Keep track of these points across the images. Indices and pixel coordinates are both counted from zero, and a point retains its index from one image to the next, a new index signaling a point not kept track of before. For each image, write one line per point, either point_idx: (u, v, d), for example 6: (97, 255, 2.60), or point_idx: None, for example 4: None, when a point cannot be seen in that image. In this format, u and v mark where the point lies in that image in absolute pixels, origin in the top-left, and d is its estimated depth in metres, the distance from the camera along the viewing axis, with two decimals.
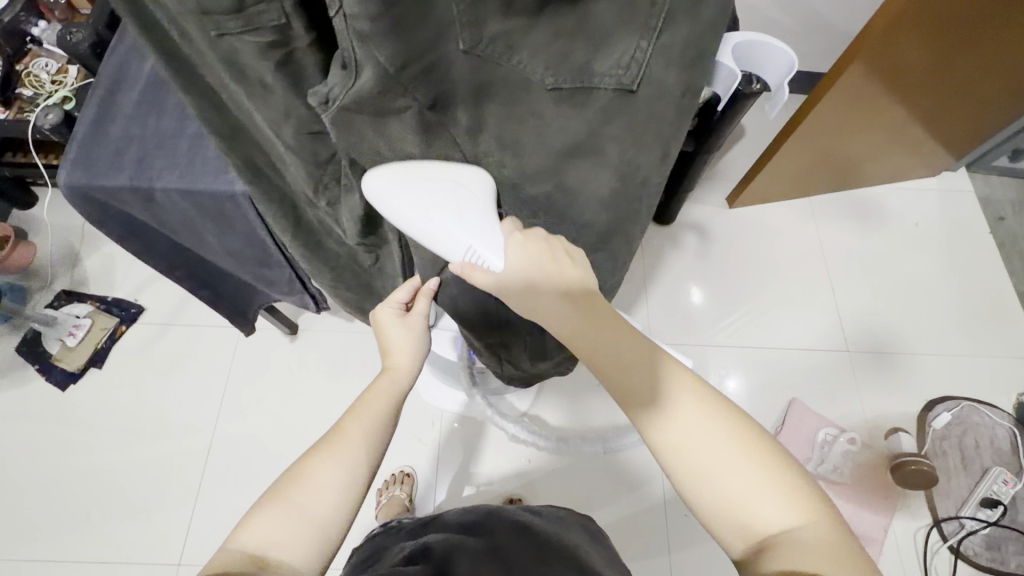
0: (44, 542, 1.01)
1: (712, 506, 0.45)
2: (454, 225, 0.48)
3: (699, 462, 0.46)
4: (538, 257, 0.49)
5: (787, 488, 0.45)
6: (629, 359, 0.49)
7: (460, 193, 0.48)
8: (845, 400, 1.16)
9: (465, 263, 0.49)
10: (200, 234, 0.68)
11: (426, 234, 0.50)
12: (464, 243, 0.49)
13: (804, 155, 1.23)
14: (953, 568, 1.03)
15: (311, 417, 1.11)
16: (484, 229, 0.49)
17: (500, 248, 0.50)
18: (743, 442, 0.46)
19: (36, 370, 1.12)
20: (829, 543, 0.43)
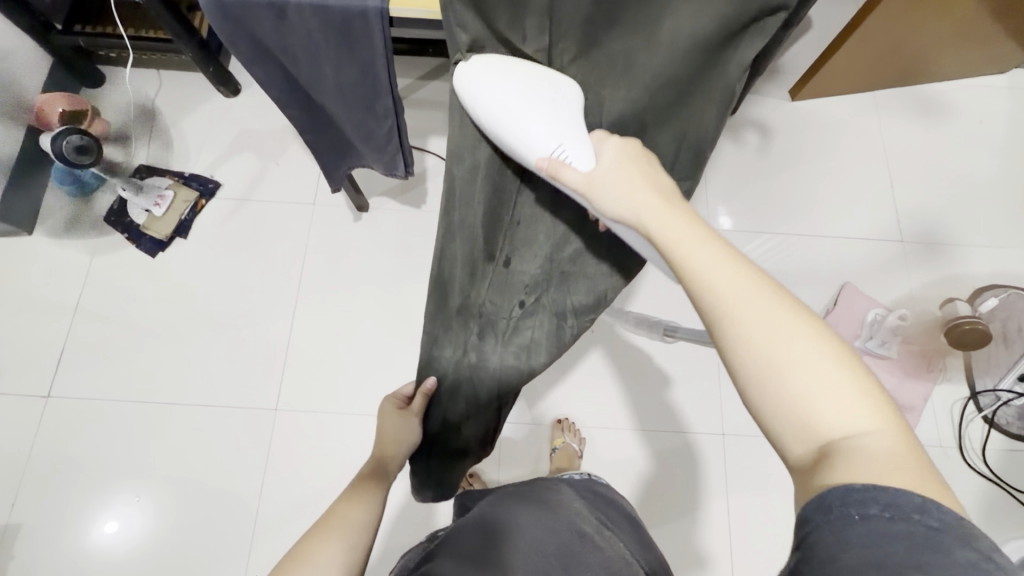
0: (152, 387, 1.10)
1: (774, 404, 0.36)
2: (543, 128, 0.53)
3: (767, 346, 0.36)
4: (631, 168, 0.49)
5: (862, 376, 0.35)
6: (691, 242, 0.41)
7: (558, 108, 0.54)
8: (895, 284, 1.21)
9: (555, 157, 0.52)
10: (319, 66, 0.70)
11: (512, 134, 0.55)
12: (554, 141, 0.53)
13: (871, 44, 1.20)
14: (984, 435, 1.11)
15: (386, 288, 1.18)
16: (572, 130, 0.53)
17: (587, 146, 0.52)
18: (812, 337, 0.36)
19: (127, 238, 1.18)
20: (901, 457, 0.33)
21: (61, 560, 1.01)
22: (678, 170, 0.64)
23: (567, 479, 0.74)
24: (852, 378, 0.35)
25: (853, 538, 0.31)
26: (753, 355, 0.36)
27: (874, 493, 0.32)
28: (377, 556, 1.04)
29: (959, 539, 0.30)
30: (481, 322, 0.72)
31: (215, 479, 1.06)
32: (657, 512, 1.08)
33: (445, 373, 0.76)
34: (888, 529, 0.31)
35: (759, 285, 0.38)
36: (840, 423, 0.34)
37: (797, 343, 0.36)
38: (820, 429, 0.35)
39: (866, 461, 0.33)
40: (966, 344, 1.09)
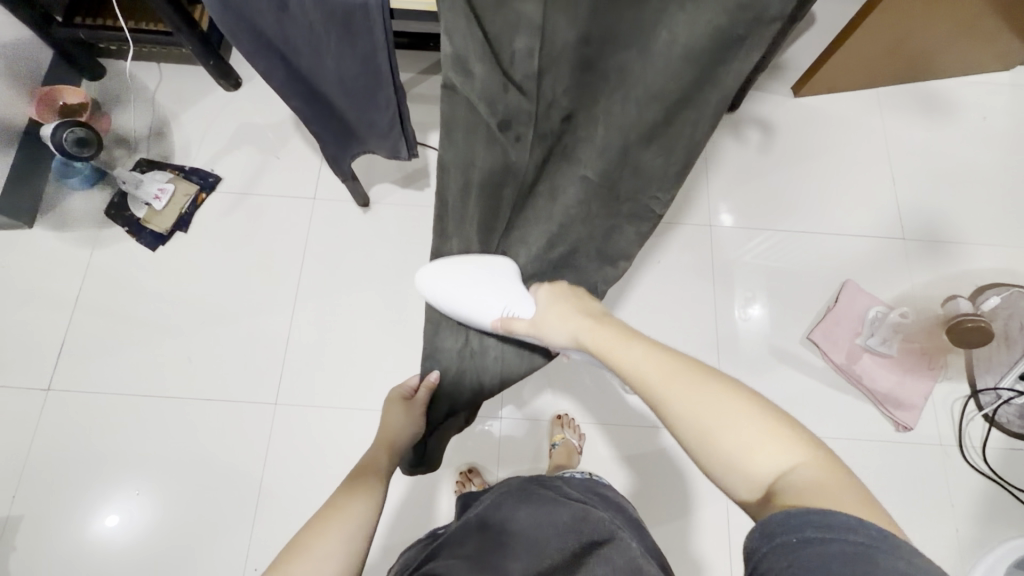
0: (151, 381, 1.10)
1: (716, 463, 0.43)
2: (492, 299, 0.71)
3: (698, 413, 0.45)
4: (562, 306, 0.64)
5: (777, 422, 0.43)
6: (623, 347, 0.54)
7: (496, 278, 0.72)
8: (897, 281, 1.21)
9: (505, 317, 0.70)
10: (320, 58, 0.70)
11: (472, 312, 0.73)
12: (499, 304, 0.70)
13: (874, 41, 1.19)
14: (985, 434, 1.11)
15: (386, 282, 1.18)
16: (514, 292, 0.71)
17: (528, 297, 0.70)
18: (730, 399, 0.45)
19: (127, 231, 1.18)
20: (825, 483, 0.39)
21: (62, 552, 1.01)
22: (670, 176, 0.65)
23: (569, 478, 0.74)
24: (769, 426, 0.43)
25: (803, 552, 0.35)
26: (691, 421, 0.45)
27: (809, 517, 0.36)
28: (376, 552, 1.04)
29: (887, 553, 0.34)
30: (481, 312, 0.74)
31: (215, 473, 1.06)
32: (656, 509, 1.08)
33: (450, 365, 0.77)
34: (824, 548, 0.34)
35: (679, 371, 0.48)
36: (768, 465, 0.42)
37: (715, 404, 0.45)
38: (754, 478, 0.42)
39: (802, 491, 0.39)
40: (969, 343, 1.08)
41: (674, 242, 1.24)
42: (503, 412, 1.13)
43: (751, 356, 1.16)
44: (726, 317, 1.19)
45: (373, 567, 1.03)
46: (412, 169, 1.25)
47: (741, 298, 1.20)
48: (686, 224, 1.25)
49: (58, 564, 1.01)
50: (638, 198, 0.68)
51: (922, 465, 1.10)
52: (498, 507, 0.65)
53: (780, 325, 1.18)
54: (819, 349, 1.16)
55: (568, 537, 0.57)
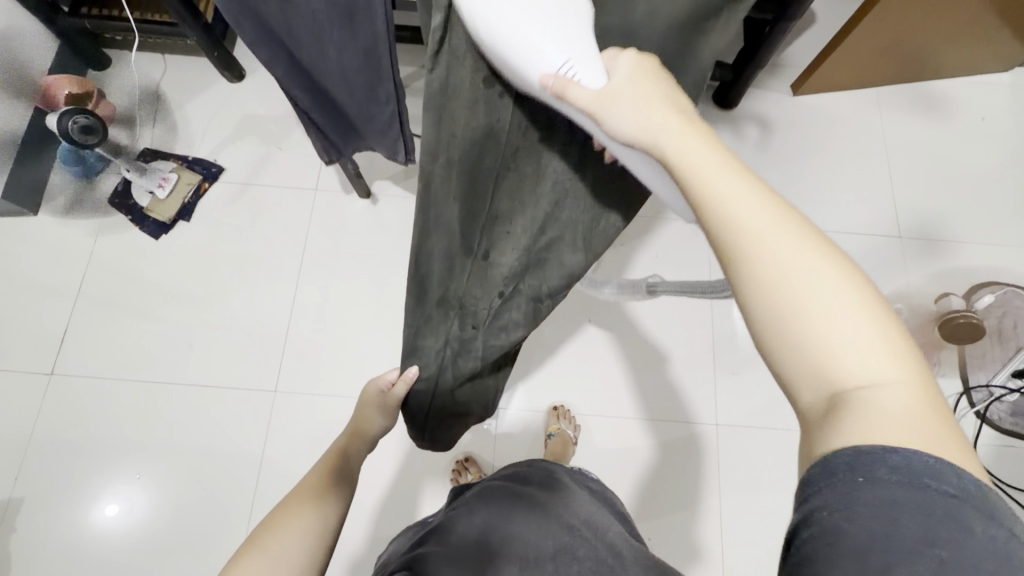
0: (153, 369, 1.12)
1: (791, 343, 0.34)
2: (546, 47, 0.45)
3: (794, 270, 0.34)
4: (646, 83, 0.44)
5: (883, 323, 0.33)
6: (715, 167, 0.38)
7: (566, 19, 0.46)
8: (892, 279, 1.22)
9: (562, 74, 0.45)
10: (323, 48, 0.71)
11: (522, 48, 0.45)
12: (562, 54, 0.45)
13: (872, 40, 1.20)
14: (977, 430, 1.12)
15: (387, 273, 1.19)
16: (581, 45, 0.45)
17: (599, 66, 0.46)
18: (843, 278, 0.34)
19: (131, 220, 1.19)
20: (914, 414, 0.32)
21: (63, 536, 1.03)
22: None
23: (560, 470, 0.75)
24: (875, 327, 0.33)
25: (864, 508, 0.30)
26: (774, 301, 0.34)
27: (889, 458, 0.31)
28: (373, 537, 1.06)
29: (978, 512, 0.30)
30: (461, 314, 0.68)
31: (214, 460, 1.07)
32: (650, 500, 1.09)
33: (430, 363, 0.72)
34: (907, 496, 0.30)
35: (785, 220, 0.36)
36: (856, 372, 0.32)
37: (823, 280, 0.34)
38: (832, 377, 0.33)
39: (878, 413, 0.31)
40: (960, 339, 1.10)
41: (670, 237, 1.25)
42: (502, 403, 1.15)
43: (746, 350, 1.18)
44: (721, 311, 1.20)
45: (369, 552, 1.05)
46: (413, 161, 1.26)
47: None
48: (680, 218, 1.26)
49: (58, 549, 1.02)
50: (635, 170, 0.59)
51: None
52: (498, 495, 0.65)
53: None
54: None
55: (567, 529, 0.57)
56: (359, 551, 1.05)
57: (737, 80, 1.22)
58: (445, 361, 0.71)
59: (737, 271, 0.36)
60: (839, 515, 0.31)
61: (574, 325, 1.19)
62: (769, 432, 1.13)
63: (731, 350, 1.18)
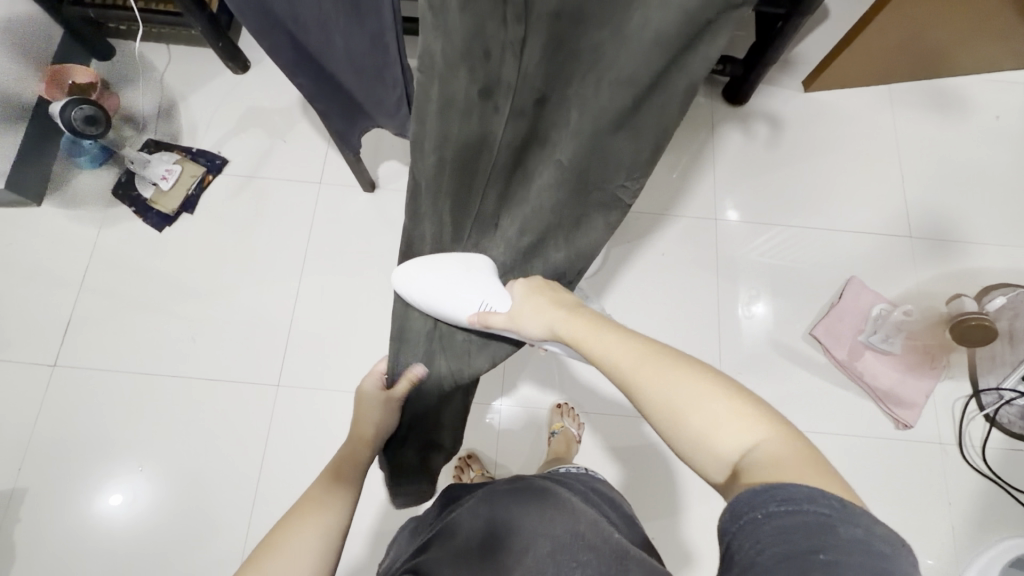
0: (157, 360, 1.12)
1: (686, 440, 0.42)
2: (467, 293, 0.66)
3: (664, 397, 0.44)
4: (538, 296, 0.62)
5: (742, 402, 0.42)
6: (600, 337, 0.52)
7: (473, 276, 0.67)
8: (902, 280, 1.20)
9: (481, 312, 0.65)
10: (329, 36, 0.70)
11: (449, 304, 0.67)
12: (479, 298, 0.65)
13: (885, 36, 1.17)
14: (986, 434, 1.11)
15: (391, 267, 1.18)
16: (489, 287, 0.66)
17: (505, 292, 0.66)
18: (701, 383, 0.43)
19: (134, 212, 1.18)
20: (785, 459, 0.38)
21: (67, 526, 1.03)
22: (640, 163, 0.57)
23: (565, 474, 0.75)
24: (737, 409, 0.41)
25: (767, 528, 0.33)
26: (659, 407, 0.44)
27: (772, 492, 0.35)
28: (375, 532, 1.06)
29: (846, 519, 0.32)
30: None
31: (216, 453, 1.07)
32: (652, 500, 1.09)
33: (416, 352, 0.76)
34: (793, 518, 0.33)
35: (650, 356, 0.47)
36: (732, 445, 0.40)
37: (684, 389, 0.43)
38: (720, 455, 0.41)
39: (754, 471, 0.38)
40: (971, 341, 1.08)
41: (676, 235, 1.23)
42: (503, 400, 1.14)
43: (753, 349, 1.17)
44: (728, 310, 1.19)
45: (371, 546, 1.05)
46: None
47: (745, 290, 1.20)
48: (688, 215, 1.25)
49: (61, 538, 1.02)
50: (608, 184, 0.61)
51: (918, 463, 1.10)
52: (493, 496, 0.66)
53: (783, 321, 1.18)
54: (821, 345, 1.16)
55: (563, 527, 0.57)
56: (360, 546, 1.05)
57: (747, 76, 1.21)
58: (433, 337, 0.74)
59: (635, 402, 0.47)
60: (746, 551, 0.33)
61: None
62: None
63: (738, 349, 1.16)
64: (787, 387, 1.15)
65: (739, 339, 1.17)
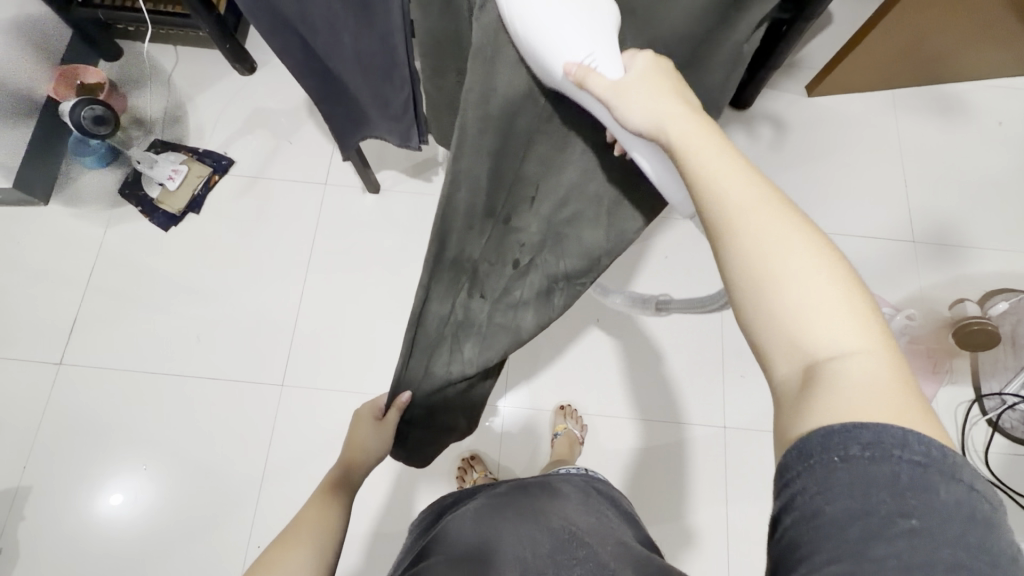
0: (160, 359, 1.12)
1: (775, 312, 0.35)
2: (580, 38, 0.45)
3: (772, 257, 0.36)
4: (656, 83, 0.46)
5: (857, 297, 0.35)
6: (710, 157, 0.40)
7: (592, 19, 0.46)
8: (904, 284, 1.21)
9: (585, 64, 0.45)
10: (339, 38, 0.70)
11: (549, 40, 0.45)
12: (588, 47, 0.45)
13: (889, 41, 1.18)
14: (988, 438, 1.11)
15: (395, 269, 1.19)
16: (606, 39, 0.46)
17: (619, 59, 0.47)
18: (822, 260, 0.35)
19: (141, 211, 1.19)
20: (882, 380, 0.33)
21: (69, 526, 1.03)
22: None
23: (565, 473, 0.75)
24: (849, 299, 0.35)
25: (839, 479, 0.30)
26: (747, 268, 0.36)
27: (856, 431, 0.31)
28: (378, 532, 1.06)
29: (942, 476, 0.30)
30: (474, 281, 0.65)
31: (220, 454, 1.08)
32: (654, 503, 1.09)
33: (431, 340, 0.65)
34: (876, 471, 0.30)
35: (771, 206, 0.37)
36: (825, 342, 0.34)
37: (803, 257, 0.35)
38: (809, 348, 0.34)
39: (848, 384, 0.32)
40: (975, 346, 1.09)
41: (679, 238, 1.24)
42: (506, 402, 1.14)
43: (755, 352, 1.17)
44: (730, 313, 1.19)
45: (373, 546, 1.05)
46: (423, 157, 1.25)
47: None
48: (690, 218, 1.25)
49: (62, 537, 1.03)
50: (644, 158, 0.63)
51: None
52: (502, 498, 0.66)
53: None
54: None
55: (563, 526, 0.58)
56: (363, 546, 1.05)
57: (750, 80, 1.21)
58: (450, 325, 0.66)
59: (723, 250, 0.38)
60: (818, 506, 0.30)
61: (581, 323, 1.18)
62: None
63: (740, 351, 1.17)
64: None
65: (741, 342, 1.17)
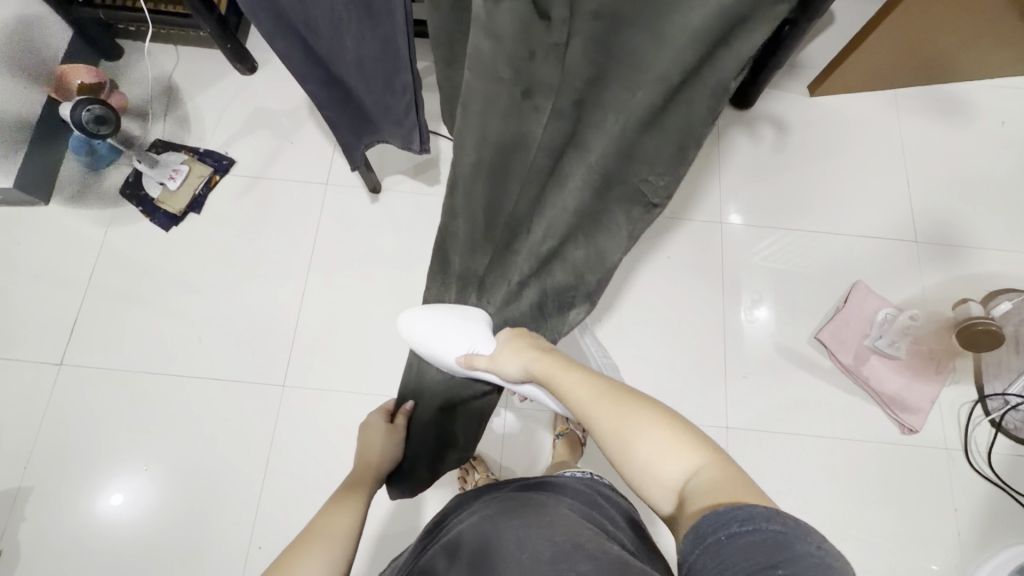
0: (161, 360, 1.12)
1: (634, 471, 0.48)
2: (460, 345, 0.74)
3: (611, 438, 0.50)
4: (519, 341, 0.68)
5: (681, 434, 0.48)
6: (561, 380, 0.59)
7: (470, 325, 0.75)
8: (907, 284, 1.20)
9: (468, 354, 0.72)
10: (341, 39, 0.70)
11: (443, 350, 0.76)
12: (468, 342, 0.73)
13: (892, 41, 1.18)
14: (991, 439, 1.11)
15: (397, 269, 1.18)
16: (480, 334, 0.73)
17: (491, 337, 0.72)
18: (646, 418, 0.50)
19: (142, 211, 1.19)
20: (720, 479, 0.43)
21: (70, 526, 1.03)
22: (664, 162, 0.55)
23: (574, 478, 0.74)
24: (676, 439, 0.47)
25: (726, 549, 0.36)
26: (613, 436, 0.50)
27: (734, 512, 0.38)
28: (379, 534, 1.05)
29: (799, 536, 0.35)
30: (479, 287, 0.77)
31: (221, 455, 1.07)
32: (657, 505, 1.08)
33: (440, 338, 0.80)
34: (749, 535, 0.36)
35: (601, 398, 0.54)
36: (675, 473, 0.46)
37: (633, 424, 0.50)
38: (668, 483, 0.46)
39: (692, 494, 0.43)
40: (979, 346, 1.08)
41: (681, 239, 1.23)
42: (509, 403, 1.14)
43: (757, 352, 1.17)
44: (732, 314, 1.19)
45: (375, 548, 1.05)
46: (424, 157, 1.25)
47: (749, 296, 1.20)
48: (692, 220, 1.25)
49: (62, 538, 1.02)
50: (631, 182, 0.59)
51: (923, 469, 1.10)
52: (496, 506, 0.66)
53: (788, 326, 1.18)
54: (826, 349, 1.16)
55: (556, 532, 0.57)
56: (365, 547, 1.05)
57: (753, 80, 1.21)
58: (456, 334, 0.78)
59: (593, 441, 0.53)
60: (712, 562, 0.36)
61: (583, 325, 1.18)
62: (778, 435, 1.12)
63: (742, 352, 1.17)
64: (791, 391, 1.15)
65: (742, 343, 1.17)
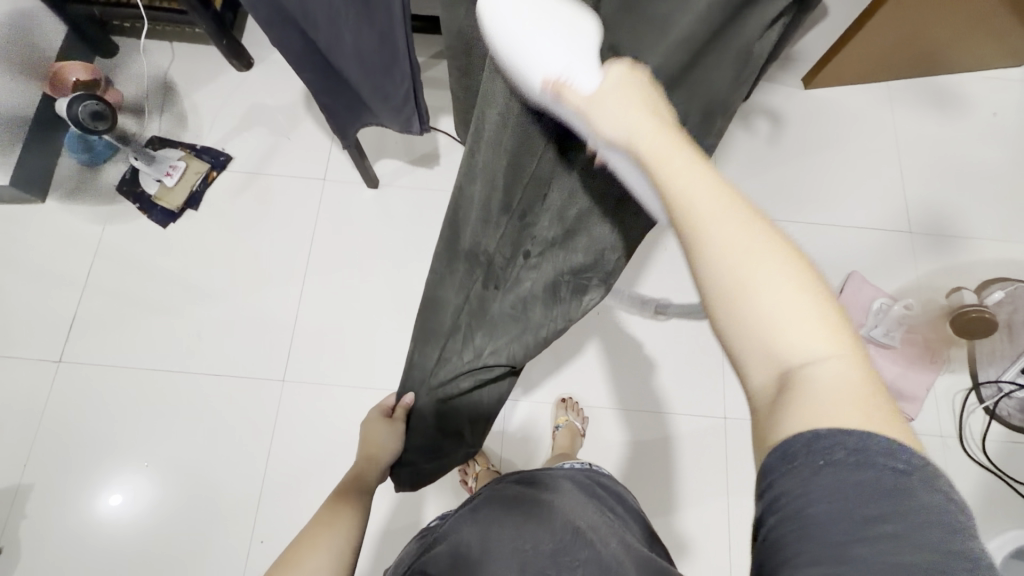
0: (160, 358, 1.12)
1: (738, 326, 0.33)
2: (544, 65, 0.42)
3: (740, 272, 0.33)
4: (631, 89, 0.40)
5: (828, 310, 0.33)
6: (683, 158, 0.36)
7: (576, 37, 0.42)
8: (901, 273, 1.21)
9: (561, 78, 0.41)
10: (338, 32, 0.71)
11: (523, 53, 0.42)
12: (566, 65, 0.41)
13: (885, 33, 1.18)
14: (985, 426, 1.12)
15: (395, 263, 1.19)
16: (583, 60, 0.42)
17: (599, 67, 0.42)
18: (793, 274, 0.33)
19: (139, 209, 1.19)
20: (852, 385, 0.31)
21: (70, 525, 1.03)
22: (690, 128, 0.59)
23: (571, 469, 0.75)
24: (819, 309, 0.33)
25: (823, 483, 0.29)
26: (729, 285, 0.33)
27: (842, 438, 0.30)
28: (381, 527, 1.06)
29: (923, 483, 0.29)
30: (487, 273, 0.70)
31: (222, 452, 1.07)
32: (656, 495, 1.09)
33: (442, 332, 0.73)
34: (859, 475, 0.29)
35: (741, 211, 0.34)
36: (800, 349, 0.32)
37: (775, 273, 0.33)
38: (777, 355, 0.33)
39: (817, 394, 0.31)
40: (973, 333, 1.10)
41: None
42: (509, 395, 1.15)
43: None
44: None
45: (377, 541, 1.05)
46: (421, 151, 1.25)
47: None
48: None
49: (62, 537, 1.02)
50: None
51: None
52: (500, 501, 0.65)
53: None
54: None
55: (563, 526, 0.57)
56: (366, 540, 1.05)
57: None
58: (457, 332, 0.73)
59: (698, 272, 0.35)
60: (808, 510, 0.30)
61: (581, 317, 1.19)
62: None
63: None
64: None
65: None
